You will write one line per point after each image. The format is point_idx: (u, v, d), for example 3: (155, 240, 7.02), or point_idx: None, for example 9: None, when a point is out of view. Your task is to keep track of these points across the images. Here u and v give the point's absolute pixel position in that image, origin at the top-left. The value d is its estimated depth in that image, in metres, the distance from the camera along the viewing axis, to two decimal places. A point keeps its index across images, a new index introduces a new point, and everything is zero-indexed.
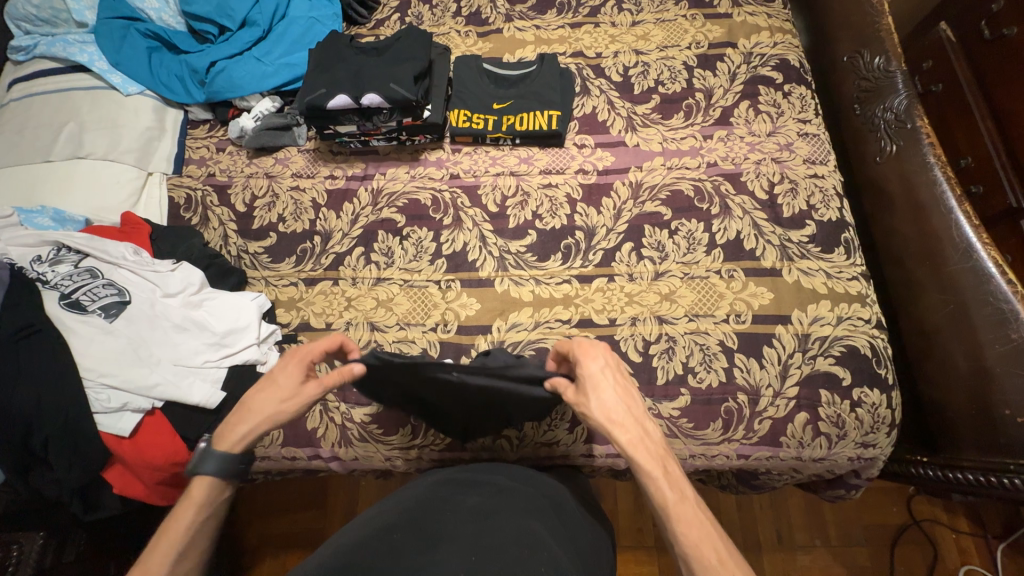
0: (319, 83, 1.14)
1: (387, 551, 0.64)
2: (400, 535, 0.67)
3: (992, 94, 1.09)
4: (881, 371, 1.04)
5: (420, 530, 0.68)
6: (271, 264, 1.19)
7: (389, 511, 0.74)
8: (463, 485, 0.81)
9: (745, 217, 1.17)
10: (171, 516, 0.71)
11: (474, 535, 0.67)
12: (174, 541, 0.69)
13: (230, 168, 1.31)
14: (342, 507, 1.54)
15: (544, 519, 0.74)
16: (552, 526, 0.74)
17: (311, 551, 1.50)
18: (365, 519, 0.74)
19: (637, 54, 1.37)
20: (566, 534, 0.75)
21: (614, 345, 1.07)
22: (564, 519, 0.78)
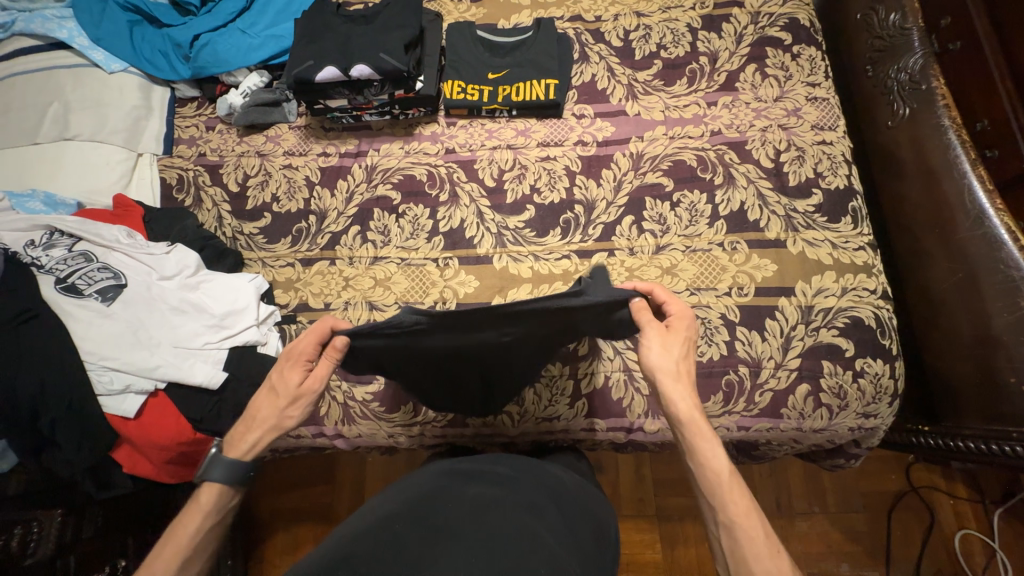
0: (306, 55, 1.09)
1: (386, 545, 0.64)
2: (400, 530, 0.66)
3: (1011, 49, 1.00)
4: (885, 342, 1.02)
5: (421, 523, 0.68)
6: (267, 245, 1.18)
7: (391, 502, 0.75)
8: (465, 476, 0.81)
9: (749, 187, 1.13)
10: (178, 523, 0.74)
11: (475, 526, 0.67)
12: (180, 548, 0.72)
13: (220, 147, 1.28)
14: (350, 482, 1.58)
15: (541, 509, 0.75)
16: (552, 515, 0.75)
17: (322, 523, 1.55)
18: (362, 513, 0.74)
19: (638, 16, 1.30)
20: (567, 523, 0.75)
21: None
22: (563, 507, 0.79)
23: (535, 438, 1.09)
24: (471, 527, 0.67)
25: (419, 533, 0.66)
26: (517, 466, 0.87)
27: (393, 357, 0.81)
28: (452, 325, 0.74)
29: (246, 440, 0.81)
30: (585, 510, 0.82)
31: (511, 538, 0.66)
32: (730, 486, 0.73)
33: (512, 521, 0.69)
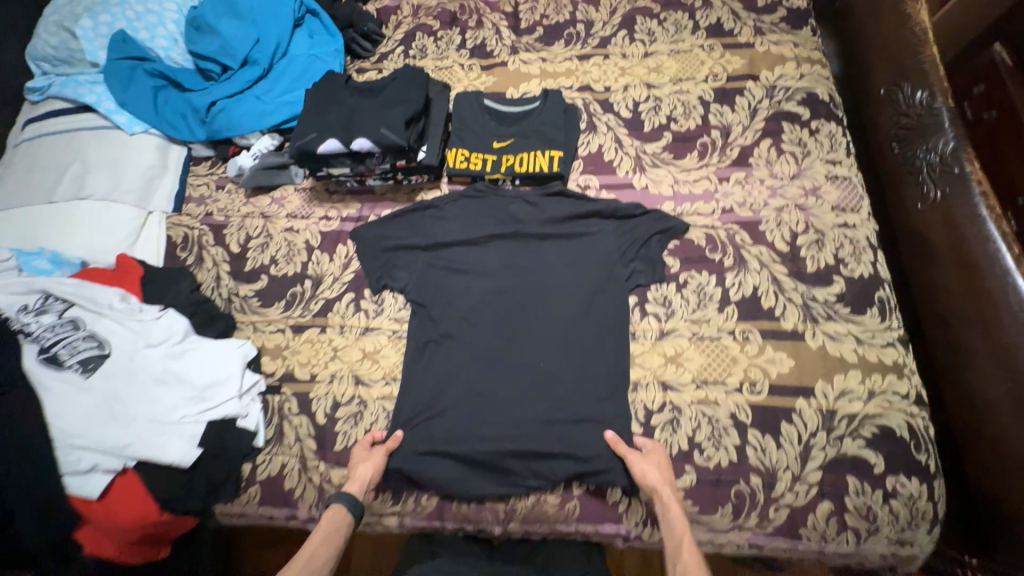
0: (310, 127, 1.10)
1: (467, 309, 1.08)
2: (460, 385, 1.03)
3: None
4: (921, 458, 0.90)
5: (468, 371, 1.04)
6: (261, 309, 1.17)
7: (423, 349, 1.07)
8: None
9: (763, 270, 1.06)
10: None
11: (512, 377, 1.03)
12: None
13: (227, 207, 1.30)
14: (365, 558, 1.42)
15: (571, 384, 1.00)
16: (571, 313, 1.05)
17: None
18: (411, 349, 1.08)
19: (648, 87, 1.28)
20: (591, 354, 1.02)
21: (615, 412, 0.98)
22: (591, 389, 0.99)
23: (521, 537, 1.01)
24: (496, 354, 1.04)
25: (470, 387, 1.03)
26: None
27: (451, 241, 1.14)
28: (477, 214, 1.17)
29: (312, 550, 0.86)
30: (617, 398, 0.99)
31: (541, 348, 1.04)
32: None
33: (561, 391, 1.00)
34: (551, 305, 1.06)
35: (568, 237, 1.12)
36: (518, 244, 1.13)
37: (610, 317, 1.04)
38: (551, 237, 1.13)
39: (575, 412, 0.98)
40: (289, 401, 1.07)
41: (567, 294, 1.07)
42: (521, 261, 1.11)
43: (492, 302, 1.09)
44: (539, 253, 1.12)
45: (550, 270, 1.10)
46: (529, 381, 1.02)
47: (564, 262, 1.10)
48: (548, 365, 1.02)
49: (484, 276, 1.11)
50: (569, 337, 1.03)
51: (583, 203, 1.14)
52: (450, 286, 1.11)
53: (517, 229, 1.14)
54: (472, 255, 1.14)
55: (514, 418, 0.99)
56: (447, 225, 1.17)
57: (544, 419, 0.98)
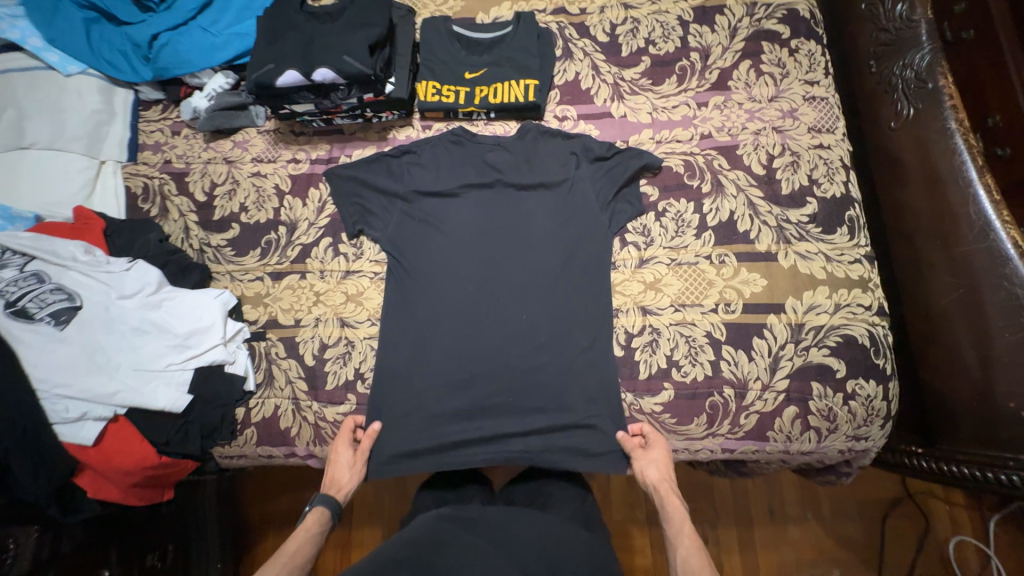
0: (266, 57, 1.02)
1: (449, 257, 1.09)
2: (448, 325, 1.05)
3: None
4: (879, 362, 0.98)
5: (455, 314, 1.06)
6: (235, 258, 1.13)
7: (408, 292, 1.08)
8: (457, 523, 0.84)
9: (740, 195, 1.07)
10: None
11: (498, 319, 1.05)
12: None
13: (186, 154, 1.22)
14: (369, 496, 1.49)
15: (558, 329, 1.03)
16: (555, 262, 1.06)
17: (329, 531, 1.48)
18: (393, 293, 1.08)
19: (625, 8, 1.22)
20: (574, 296, 1.04)
21: (596, 338, 1.02)
22: (575, 328, 1.03)
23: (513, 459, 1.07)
24: (481, 298, 1.06)
25: (457, 332, 1.05)
26: (494, 536, 0.81)
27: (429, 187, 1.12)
28: (454, 160, 1.14)
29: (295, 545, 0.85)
30: (601, 329, 1.02)
31: (525, 298, 1.05)
32: None
33: (545, 333, 1.03)
34: (533, 252, 1.07)
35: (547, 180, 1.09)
36: (498, 194, 1.11)
37: (593, 259, 1.06)
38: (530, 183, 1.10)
39: (561, 351, 1.02)
40: (275, 347, 1.07)
41: (549, 239, 1.07)
42: (502, 212, 1.10)
43: (473, 254, 1.08)
44: (516, 204, 1.10)
45: (528, 217, 1.09)
46: (514, 326, 1.04)
47: (544, 208, 1.09)
48: (534, 308, 1.04)
49: (465, 226, 1.10)
50: (552, 282, 1.05)
51: (560, 140, 1.12)
52: (430, 237, 1.10)
53: (498, 178, 1.11)
54: (450, 203, 1.12)
55: (502, 358, 1.03)
56: (424, 173, 1.13)
57: (529, 363, 1.02)
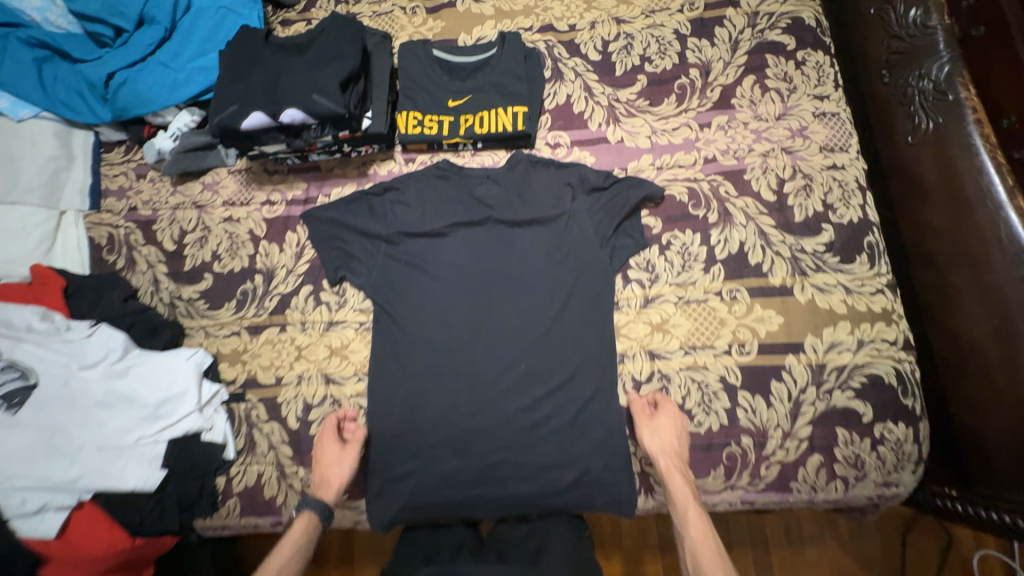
0: (229, 98, 0.94)
1: (437, 305, 1.00)
2: (440, 381, 0.96)
3: None
4: (908, 402, 0.90)
5: (446, 369, 0.97)
6: (209, 312, 1.05)
7: (394, 345, 0.99)
8: None
9: (750, 224, 0.99)
10: None
11: (494, 372, 0.96)
12: None
13: (152, 199, 1.14)
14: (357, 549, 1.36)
15: (560, 380, 0.94)
16: (553, 305, 0.97)
17: None
18: (378, 346, 1.00)
19: (618, 23, 1.14)
20: (575, 344, 0.96)
21: (601, 388, 0.94)
22: (578, 379, 0.94)
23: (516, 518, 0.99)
24: (473, 349, 0.97)
25: (449, 389, 0.96)
26: None
27: (415, 230, 1.03)
28: (438, 198, 1.06)
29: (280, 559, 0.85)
30: (605, 378, 0.94)
31: (522, 348, 0.96)
32: None
33: (545, 386, 0.95)
34: (529, 297, 0.98)
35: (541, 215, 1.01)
36: (490, 233, 1.03)
37: (595, 301, 0.97)
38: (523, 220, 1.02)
39: (564, 404, 0.94)
40: (256, 409, 0.99)
41: (546, 283, 0.99)
42: (494, 253, 1.02)
43: (463, 300, 1.00)
44: (507, 244, 1.02)
45: (522, 257, 1.01)
46: (511, 378, 0.95)
47: (539, 247, 1.01)
48: (532, 359, 0.96)
49: (455, 269, 1.02)
50: (550, 329, 0.97)
51: (554, 171, 1.04)
52: (416, 284, 1.02)
53: (488, 215, 1.03)
54: (438, 246, 1.03)
55: (498, 414, 0.94)
56: (410, 212, 1.05)
57: (529, 419, 0.94)
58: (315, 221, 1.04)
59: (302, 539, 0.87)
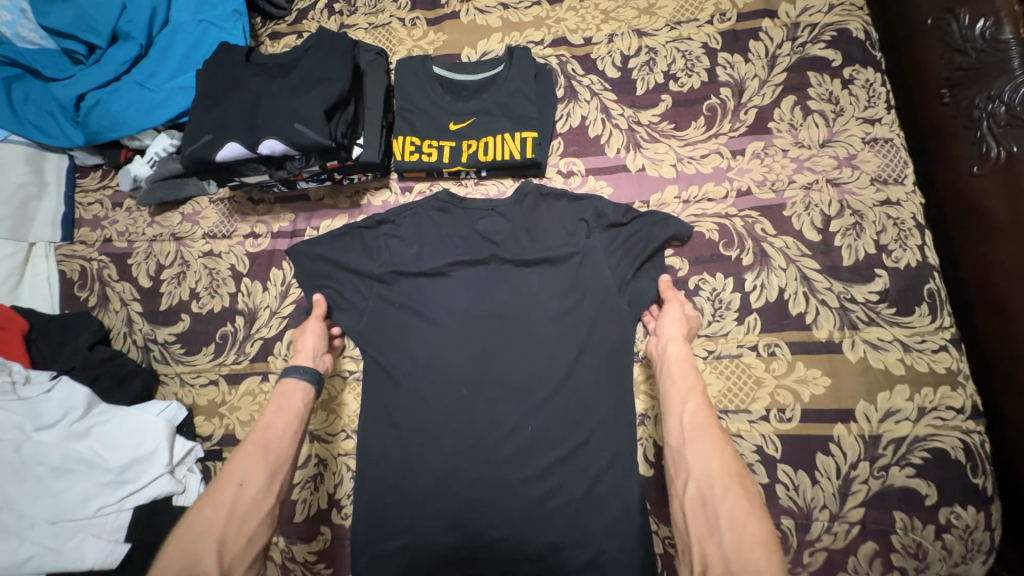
0: (204, 126, 0.84)
1: (434, 356, 0.88)
2: (437, 445, 0.84)
3: None
4: (978, 482, 0.77)
5: (442, 430, 0.85)
6: (187, 357, 0.96)
7: (384, 402, 0.88)
8: None
9: (790, 268, 0.87)
10: (225, 467, 0.71)
11: (499, 434, 0.84)
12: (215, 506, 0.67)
13: (128, 230, 1.05)
14: None
15: (571, 448, 0.82)
16: (566, 359, 0.85)
17: None
18: (367, 402, 0.89)
19: (639, 36, 1.02)
20: (591, 404, 0.83)
21: (617, 457, 0.81)
22: (594, 445, 0.82)
23: None
24: (475, 407, 0.85)
25: (445, 454, 0.84)
26: None
27: (408, 269, 0.91)
28: (435, 233, 0.94)
29: (280, 446, 0.74)
30: (626, 445, 0.82)
31: (530, 407, 0.84)
32: (725, 491, 0.62)
33: (556, 452, 0.82)
34: (538, 347, 0.86)
35: (553, 254, 0.89)
36: (494, 272, 0.91)
37: (614, 355, 0.84)
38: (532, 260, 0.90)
39: (576, 474, 0.81)
40: None
41: (558, 332, 0.86)
42: (499, 295, 0.89)
43: (463, 350, 0.88)
44: (514, 286, 0.90)
45: (531, 301, 0.88)
46: (517, 443, 0.83)
47: (550, 290, 0.88)
48: (541, 420, 0.84)
49: (454, 314, 0.90)
50: (562, 387, 0.84)
51: (567, 203, 0.92)
52: (410, 331, 0.90)
53: (493, 253, 0.91)
54: (436, 287, 0.91)
55: (502, 485, 0.82)
56: (405, 248, 0.93)
57: (535, 492, 0.81)
58: (298, 258, 0.93)
59: (294, 406, 0.78)
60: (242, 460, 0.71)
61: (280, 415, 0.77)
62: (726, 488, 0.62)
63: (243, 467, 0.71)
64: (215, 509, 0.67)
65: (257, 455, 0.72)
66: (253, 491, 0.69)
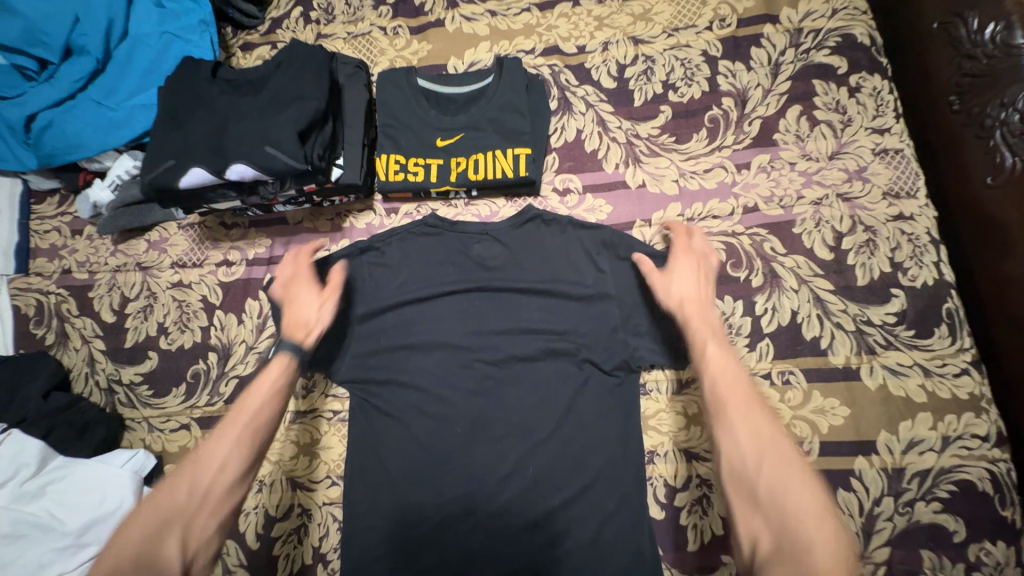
0: (166, 149, 0.77)
1: (425, 393, 0.81)
2: (429, 493, 0.77)
3: None
4: (1007, 514, 0.72)
5: (435, 475, 0.78)
6: (155, 399, 0.89)
7: (371, 446, 0.81)
8: None
9: (802, 288, 0.82)
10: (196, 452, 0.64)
11: (498, 479, 0.77)
12: (166, 508, 0.60)
13: (88, 260, 0.97)
14: None
15: (576, 490, 0.76)
16: (568, 393, 0.79)
17: None
18: (351, 447, 0.82)
19: (635, 43, 0.96)
20: (596, 443, 0.77)
21: (625, 500, 0.75)
22: (600, 487, 0.76)
23: None
24: (471, 449, 0.79)
25: (439, 502, 0.77)
26: None
27: (397, 300, 0.85)
28: (424, 259, 0.87)
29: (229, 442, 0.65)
30: (633, 487, 0.76)
31: (531, 447, 0.78)
32: (770, 468, 0.54)
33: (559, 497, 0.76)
34: (538, 381, 0.80)
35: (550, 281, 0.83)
36: (490, 301, 0.85)
37: (619, 388, 0.79)
38: (529, 287, 0.84)
39: (581, 520, 0.75)
40: None
41: (559, 365, 0.80)
42: (495, 326, 0.83)
43: (457, 387, 0.81)
44: (511, 315, 0.83)
45: (529, 332, 0.82)
46: (517, 487, 0.77)
47: (549, 320, 0.82)
48: (542, 462, 0.77)
49: (446, 348, 0.83)
50: (564, 425, 0.78)
51: (563, 224, 0.85)
52: (400, 367, 0.83)
53: (488, 280, 0.85)
54: (427, 319, 0.85)
55: (502, 535, 0.75)
56: (391, 277, 0.86)
57: (537, 540, 0.75)
58: (273, 289, 0.85)
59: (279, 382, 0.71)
60: (228, 442, 0.64)
61: (254, 391, 0.69)
62: (775, 465, 0.55)
63: (224, 450, 0.64)
64: (191, 489, 0.62)
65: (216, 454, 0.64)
66: (231, 480, 0.63)
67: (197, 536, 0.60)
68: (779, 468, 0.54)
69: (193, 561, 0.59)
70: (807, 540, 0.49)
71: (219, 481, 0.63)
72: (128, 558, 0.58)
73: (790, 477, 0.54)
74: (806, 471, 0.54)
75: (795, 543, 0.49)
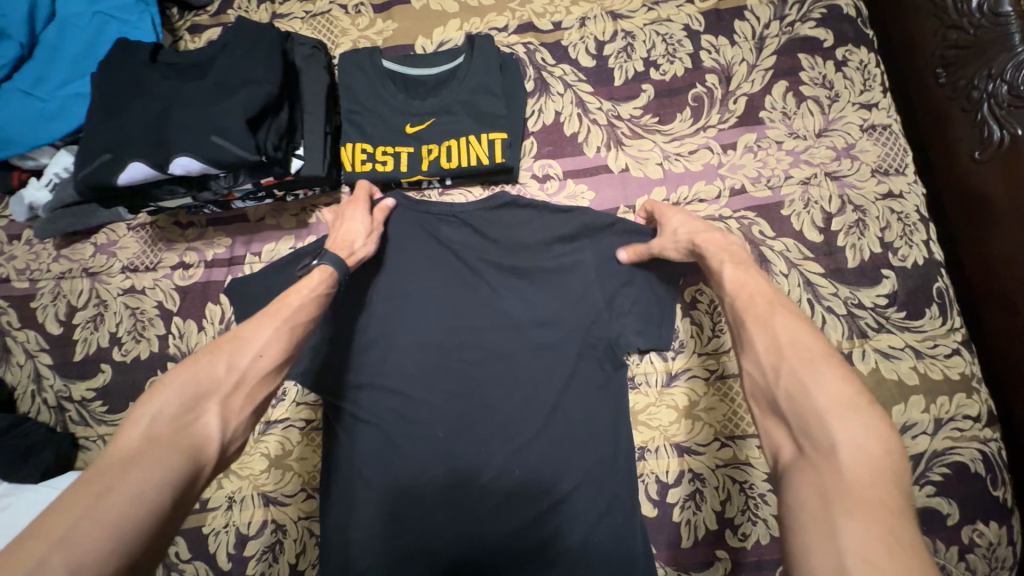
0: (99, 143, 0.69)
1: (403, 397, 0.77)
2: (410, 502, 0.73)
3: None
4: (998, 495, 0.71)
5: (416, 484, 0.74)
6: (111, 415, 0.82)
7: (346, 456, 0.76)
8: None
9: (791, 272, 0.79)
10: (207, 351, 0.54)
11: (483, 483, 0.73)
12: (182, 388, 0.50)
13: (29, 267, 0.89)
14: None
15: (564, 493, 0.72)
16: (553, 391, 0.75)
17: None
18: (327, 458, 0.77)
19: (614, 18, 0.91)
20: (584, 442, 0.74)
21: (616, 500, 0.72)
22: (590, 487, 0.73)
23: None
24: (454, 454, 0.75)
25: (422, 511, 0.73)
26: None
27: (370, 299, 0.79)
28: (396, 253, 0.80)
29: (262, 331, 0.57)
30: (623, 486, 0.73)
31: (516, 449, 0.74)
32: (795, 356, 0.48)
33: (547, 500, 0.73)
34: (522, 379, 0.76)
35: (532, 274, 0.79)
36: (470, 296, 0.79)
37: (606, 383, 0.76)
38: (509, 281, 0.79)
39: (571, 522, 0.72)
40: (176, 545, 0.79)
41: (543, 361, 0.76)
42: (477, 322, 0.78)
43: (438, 388, 0.77)
44: (492, 311, 0.79)
45: (511, 328, 0.78)
46: (504, 492, 0.73)
47: (532, 314, 0.78)
48: (529, 464, 0.74)
49: (424, 347, 0.78)
50: (551, 425, 0.74)
51: (543, 213, 0.80)
52: (375, 371, 0.78)
53: (467, 275, 0.80)
54: (402, 317, 0.79)
55: (489, 543, 0.72)
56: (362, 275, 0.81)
57: (526, 547, 0.71)
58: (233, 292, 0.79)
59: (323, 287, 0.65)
60: (267, 330, 0.57)
61: (294, 293, 0.62)
62: (793, 346, 0.48)
63: (263, 338, 0.56)
64: (198, 382, 0.51)
65: (230, 350, 0.54)
66: (267, 368, 0.55)
67: (237, 413, 0.52)
68: (796, 346, 0.48)
69: (230, 443, 0.50)
70: (825, 433, 0.42)
71: (240, 364, 0.54)
72: (163, 422, 0.47)
73: (818, 364, 0.46)
74: (836, 359, 0.47)
75: (817, 441, 0.42)
